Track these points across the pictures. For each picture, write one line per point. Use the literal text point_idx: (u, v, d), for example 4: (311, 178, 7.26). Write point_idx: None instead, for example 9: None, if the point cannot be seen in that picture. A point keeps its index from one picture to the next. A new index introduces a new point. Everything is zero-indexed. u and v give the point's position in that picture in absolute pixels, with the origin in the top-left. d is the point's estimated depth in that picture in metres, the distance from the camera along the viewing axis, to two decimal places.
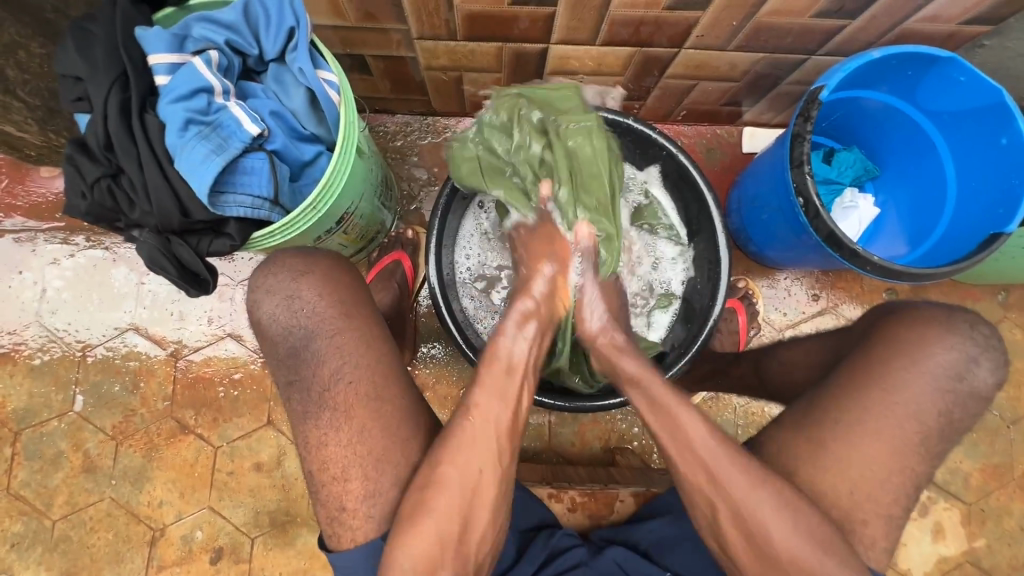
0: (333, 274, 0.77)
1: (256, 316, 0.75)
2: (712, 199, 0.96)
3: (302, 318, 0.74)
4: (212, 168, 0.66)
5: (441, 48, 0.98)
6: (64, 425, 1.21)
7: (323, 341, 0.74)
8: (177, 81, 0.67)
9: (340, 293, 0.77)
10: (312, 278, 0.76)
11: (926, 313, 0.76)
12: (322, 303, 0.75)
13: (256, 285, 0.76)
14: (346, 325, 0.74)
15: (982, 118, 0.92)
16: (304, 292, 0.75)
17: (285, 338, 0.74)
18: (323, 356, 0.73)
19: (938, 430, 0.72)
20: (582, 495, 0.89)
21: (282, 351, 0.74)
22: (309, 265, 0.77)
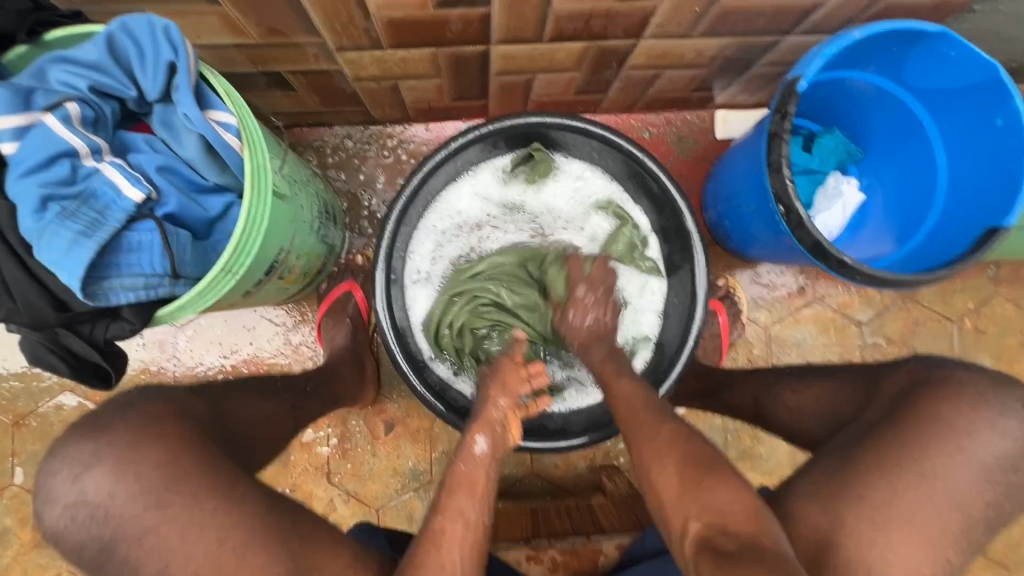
0: (131, 458, 0.62)
1: (44, 527, 0.63)
2: (685, 207, 0.86)
3: (96, 524, 0.61)
4: (83, 255, 0.54)
5: (367, 58, 0.85)
6: (6, 500, 1.12)
7: (129, 547, 0.61)
8: (27, 149, 0.55)
9: (147, 476, 0.62)
10: (99, 473, 0.62)
11: (975, 387, 0.72)
12: (114, 504, 0.61)
13: (39, 488, 0.63)
14: (156, 522, 0.61)
15: (973, 97, 0.83)
16: (88, 496, 0.61)
17: (81, 550, 0.62)
18: (135, 563, 0.60)
19: (984, 521, 0.68)
20: (562, 553, 0.81)
21: (86, 564, 0.62)
22: (99, 452, 0.62)
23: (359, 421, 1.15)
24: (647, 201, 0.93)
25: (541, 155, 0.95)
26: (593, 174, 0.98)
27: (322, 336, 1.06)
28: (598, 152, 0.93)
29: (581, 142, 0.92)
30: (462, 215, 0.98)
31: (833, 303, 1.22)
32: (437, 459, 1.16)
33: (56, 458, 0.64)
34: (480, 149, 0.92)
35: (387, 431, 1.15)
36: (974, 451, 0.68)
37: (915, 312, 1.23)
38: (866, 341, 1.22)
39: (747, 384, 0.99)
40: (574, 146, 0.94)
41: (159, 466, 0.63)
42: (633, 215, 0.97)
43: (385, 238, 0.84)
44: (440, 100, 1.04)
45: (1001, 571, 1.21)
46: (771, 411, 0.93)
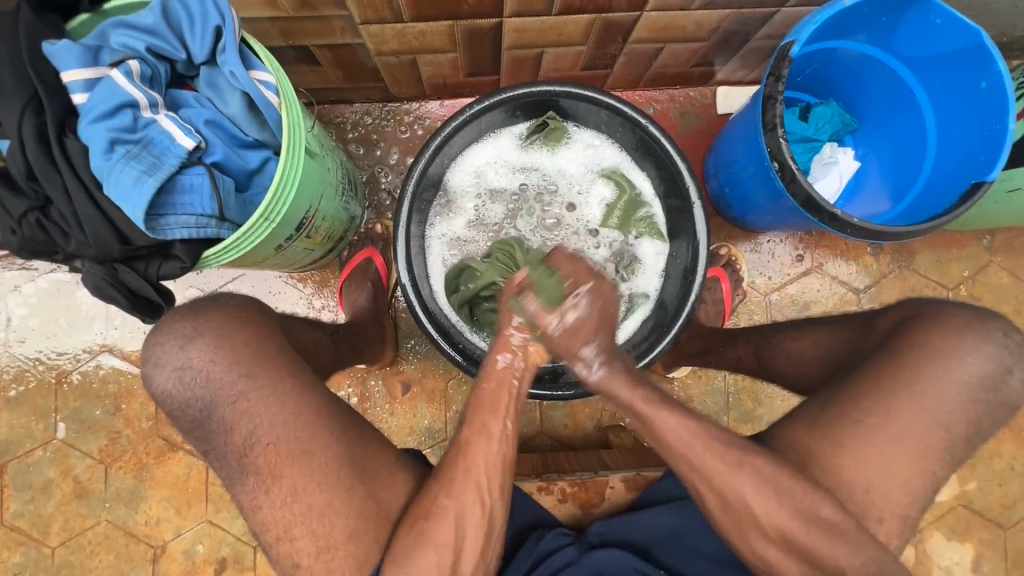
0: (227, 331, 0.70)
1: (155, 391, 0.70)
2: (687, 169, 0.91)
3: (197, 389, 0.68)
4: (145, 191, 0.61)
5: (388, 31, 0.92)
6: (50, 453, 1.19)
7: (228, 407, 0.68)
8: (95, 99, 0.63)
9: (243, 348, 0.70)
10: (201, 344, 0.69)
11: (960, 319, 0.77)
12: (216, 368, 0.68)
13: (146, 357, 0.70)
14: (249, 387, 0.68)
15: (956, 62, 0.88)
16: (192, 361, 0.68)
17: (185, 412, 0.69)
18: (231, 424, 0.68)
19: (965, 438, 0.74)
20: (572, 485, 0.88)
21: (187, 424, 0.70)
22: (199, 327, 0.70)
23: (378, 381, 1.22)
24: (652, 169, 0.99)
25: (555, 123, 1.01)
26: (602, 143, 1.04)
27: (344, 299, 1.13)
28: (608, 123, 0.98)
29: (593, 113, 0.98)
30: (478, 177, 1.05)
31: (831, 271, 1.27)
32: (451, 417, 1.22)
33: (158, 332, 0.70)
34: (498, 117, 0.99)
35: (404, 392, 1.22)
36: (973, 385, 0.73)
37: (912, 279, 1.27)
38: (864, 307, 1.27)
39: (748, 338, 1.04)
40: (586, 117, 1.00)
41: (251, 343, 0.71)
42: (636, 181, 1.03)
43: (406, 196, 0.90)
44: (455, 75, 1.11)
45: (997, 530, 1.24)
46: (773, 362, 0.98)
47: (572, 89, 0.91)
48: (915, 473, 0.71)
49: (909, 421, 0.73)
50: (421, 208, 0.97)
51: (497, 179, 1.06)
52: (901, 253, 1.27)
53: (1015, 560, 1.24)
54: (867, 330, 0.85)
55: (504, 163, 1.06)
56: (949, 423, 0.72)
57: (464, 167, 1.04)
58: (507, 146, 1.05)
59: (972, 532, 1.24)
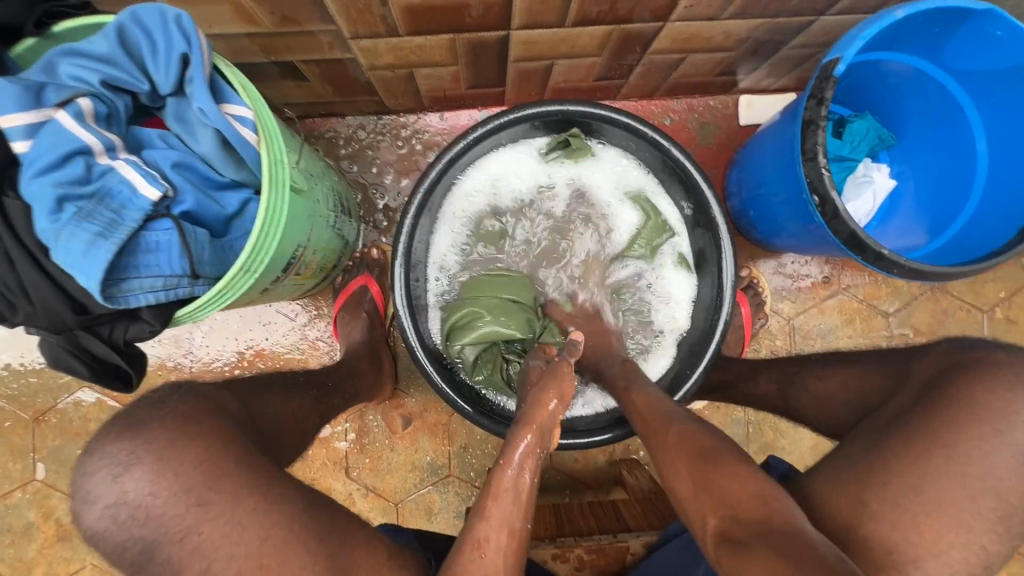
0: (171, 454, 0.59)
1: (83, 529, 0.60)
2: (714, 200, 0.82)
3: (136, 528, 0.57)
4: (100, 258, 0.53)
5: (382, 45, 0.82)
6: (29, 495, 1.12)
7: (173, 548, 0.57)
8: (40, 147, 0.54)
9: (190, 475, 0.58)
10: (139, 471, 0.58)
11: (1013, 371, 0.69)
12: (154, 503, 0.57)
13: (72, 492, 0.59)
14: (201, 518, 0.57)
15: (1016, 79, 0.79)
16: (128, 495, 0.58)
17: (122, 554, 0.58)
18: (178, 565, 0.57)
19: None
20: (589, 552, 0.78)
21: (126, 570, 0.58)
22: (137, 454, 0.59)
23: (377, 415, 1.14)
24: (682, 195, 0.91)
25: (577, 142, 0.92)
26: (626, 167, 0.95)
27: (339, 331, 1.05)
28: (634, 144, 0.89)
29: (619, 134, 0.90)
30: (489, 199, 0.96)
31: (858, 293, 1.19)
32: (455, 452, 1.15)
33: (91, 458, 0.60)
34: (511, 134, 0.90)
35: (404, 426, 1.14)
36: None
37: (944, 301, 1.19)
38: (893, 332, 1.19)
39: (771, 373, 0.98)
40: (611, 137, 0.92)
41: (202, 463, 0.59)
42: (659, 210, 0.96)
43: (406, 226, 0.82)
44: (456, 88, 1.01)
45: None
46: (796, 402, 0.91)
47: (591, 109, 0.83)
48: (976, 553, 0.64)
49: (954, 493, 0.64)
50: (424, 232, 0.88)
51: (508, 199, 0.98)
52: None
53: None
54: (901, 378, 0.77)
55: (518, 183, 0.97)
56: (1013, 496, 0.65)
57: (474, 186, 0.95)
58: (521, 164, 0.96)
59: (1002, 566, 1.19)
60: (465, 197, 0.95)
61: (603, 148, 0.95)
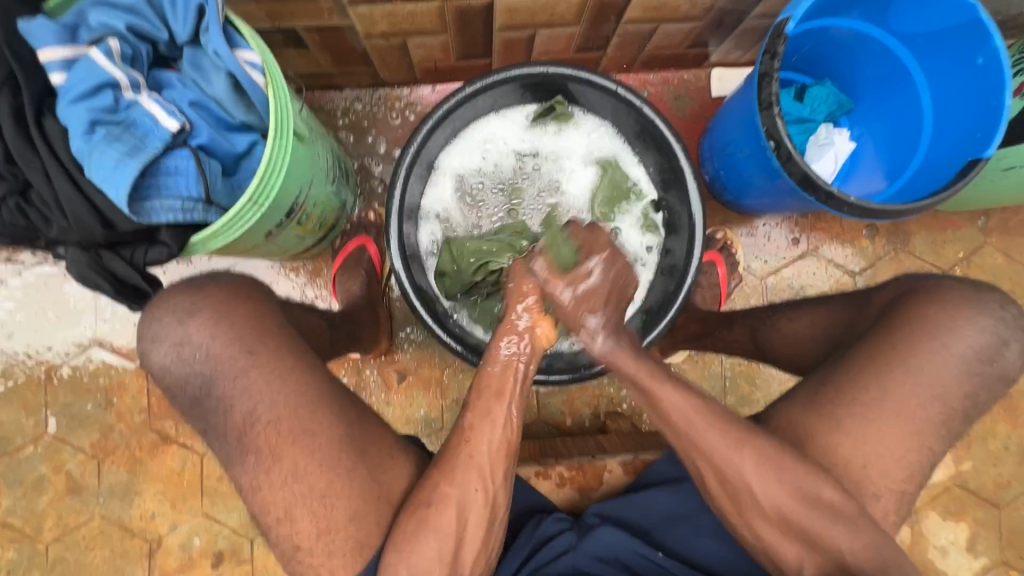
0: (228, 307, 0.70)
1: (150, 367, 0.70)
2: (682, 152, 0.89)
3: (195, 364, 0.68)
4: (128, 173, 0.60)
5: (377, 12, 0.90)
6: (41, 449, 1.18)
7: (227, 384, 0.67)
8: (75, 79, 0.61)
9: (242, 325, 0.70)
10: (200, 319, 0.69)
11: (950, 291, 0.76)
12: (214, 345, 0.68)
13: (143, 332, 0.70)
14: (249, 363, 0.68)
15: (952, 39, 0.88)
16: (191, 336, 0.68)
17: (183, 388, 0.69)
18: (232, 399, 0.67)
19: (962, 412, 0.73)
20: (569, 469, 0.88)
21: (184, 402, 0.69)
22: (198, 302, 0.70)
23: (373, 370, 1.21)
24: (655, 158, 0.98)
25: (562, 108, 0.99)
26: (607, 131, 1.02)
27: (338, 288, 1.11)
28: (612, 109, 0.97)
29: (601, 100, 0.96)
30: (475, 160, 1.04)
31: (827, 255, 1.27)
32: (448, 406, 1.21)
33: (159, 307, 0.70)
34: (499, 97, 0.98)
35: (399, 381, 1.21)
36: (970, 360, 0.72)
37: (907, 261, 1.27)
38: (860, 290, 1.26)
39: (744, 320, 1.04)
40: (594, 103, 0.98)
41: (252, 317, 0.71)
42: (636, 172, 1.03)
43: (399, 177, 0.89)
44: (447, 59, 1.09)
45: (992, 509, 1.25)
46: (767, 342, 0.98)
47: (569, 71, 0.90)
48: (915, 450, 0.71)
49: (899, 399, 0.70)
50: (415, 185, 0.96)
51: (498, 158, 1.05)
52: (897, 235, 1.27)
53: (1009, 538, 1.25)
54: (863, 308, 0.85)
55: (504, 146, 1.04)
56: (948, 398, 0.72)
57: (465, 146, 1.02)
58: (510, 126, 1.03)
59: (968, 512, 1.25)
60: (457, 155, 1.03)
61: (587, 115, 1.02)
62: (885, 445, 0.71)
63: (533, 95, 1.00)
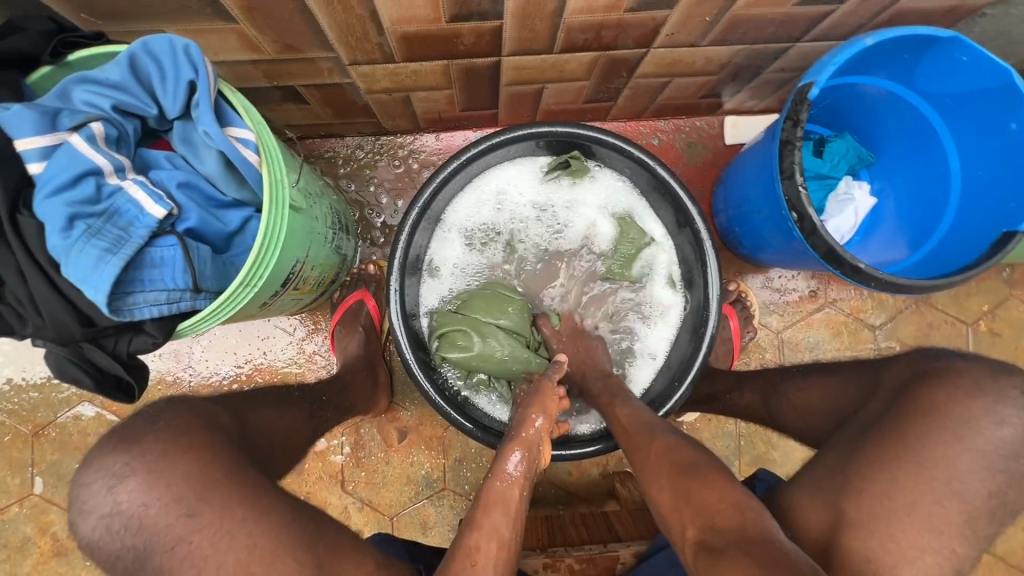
0: (161, 468, 0.61)
1: (81, 538, 0.62)
2: (699, 216, 0.85)
3: (127, 539, 0.60)
4: (109, 272, 0.55)
5: (379, 71, 0.86)
6: (26, 509, 1.13)
7: (166, 556, 0.59)
8: (53, 169, 0.56)
9: (181, 486, 0.60)
10: (132, 483, 0.60)
11: (989, 376, 0.70)
12: (148, 513, 0.59)
13: (71, 501, 0.62)
14: (188, 530, 0.59)
15: (983, 101, 0.83)
16: (122, 507, 0.60)
17: (116, 561, 0.61)
18: (169, 572, 0.59)
19: (1003, 519, 0.67)
20: (580, 561, 0.79)
21: (123, 571, 0.61)
22: (132, 463, 0.61)
23: (373, 428, 1.16)
24: (671, 217, 0.94)
25: (578, 164, 0.95)
26: (623, 187, 0.98)
27: (336, 345, 1.07)
28: (629, 166, 0.93)
29: (617, 157, 0.92)
30: (484, 213, 0.99)
31: (845, 307, 1.22)
32: (450, 466, 1.16)
33: (89, 471, 0.62)
34: (511, 151, 0.93)
35: (400, 439, 1.16)
36: (1013, 460, 0.67)
37: (929, 314, 1.22)
38: (880, 345, 1.21)
39: (756, 386, 0.99)
40: (611, 159, 0.94)
41: (192, 475, 0.61)
42: (649, 230, 0.98)
43: (403, 238, 0.86)
44: (451, 110, 1.05)
45: None
46: (782, 415, 0.92)
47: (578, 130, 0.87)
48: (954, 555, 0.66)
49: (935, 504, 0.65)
50: (421, 243, 0.92)
51: (508, 211, 1.00)
52: None
53: None
54: (871, 392, 0.79)
55: (515, 198, 1.00)
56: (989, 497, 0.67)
57: (474, 201, 0.98)
58: (521, 179, 0.99)
59: None
60: (465, 210, 0.98)
61: (603, 169, 0.98)
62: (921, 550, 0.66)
63: (547, 148, 0.95)
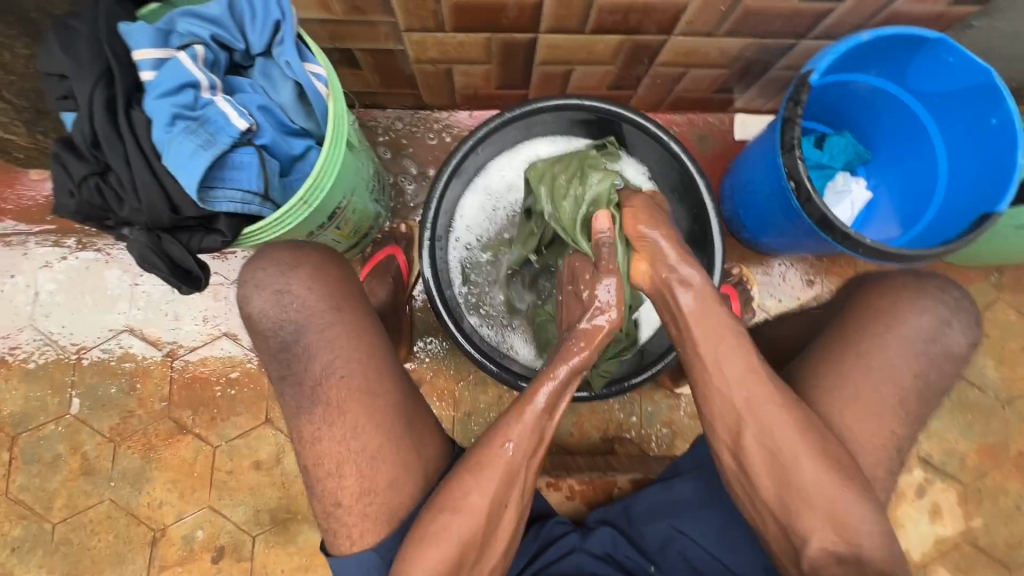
0: (323, 268, 0.77)
1: (246, 311, 0.74)
2: (705, 185, 0.94)
3: (292, 312, 0.73)
4: (200, 163, 0.66)
5: (430, 39, 0.97)
6: (62, 428, 1.21)
7: (316, 334, 0.73)
8: (162, 77, 0.67)
9: (334, 284, 0.76)
10: (300, 273, 0.75)
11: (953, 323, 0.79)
12: (312, 296, 0.74)
13: (245, 279, 0.75)
14: (337, 318, 0.74)
15: (967, 99, 0.93)
16: (292, 284, 0.74)
17: (275, 331, 0.73)
18: (316, 349, 0.72)
19: (916, 394, 0.76)
20: (580, 483, 0.92)
21: (273, 346, 0.73)
22: (298, 260, 0.76)
23: None
24: (685, 215, 1.02)
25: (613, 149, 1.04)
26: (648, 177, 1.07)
27: (364, 290, 1.15)
28: (656, 157, 1.02)
29: (648, 146, 1.01)
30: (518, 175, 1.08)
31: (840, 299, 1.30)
32: (459, 418, 1.23)
33: (260, 260, 0.76)
34: (546, 121, 1.03)
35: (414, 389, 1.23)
36: None
37: None
38: None
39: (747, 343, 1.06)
40: (645, 151, 1.03)
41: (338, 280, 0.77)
42: None
43: (438, 189, 0.94)
44: (487, 86, 1.16)
45: (1002, 569, 1.23)
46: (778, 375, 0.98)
47: (603, 106, 0.96)
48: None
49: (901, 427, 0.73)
50: (455, 189, 1.01)
51: None
52: None
53: None
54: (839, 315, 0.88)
55: None
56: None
57: (511, 163, 1.07)
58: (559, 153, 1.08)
59: (977, 570, 1.23)
60: (501, 170, 1.07)
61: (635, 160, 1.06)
62: (891, 478, 0.73)
63: (589, 130, 1.05)
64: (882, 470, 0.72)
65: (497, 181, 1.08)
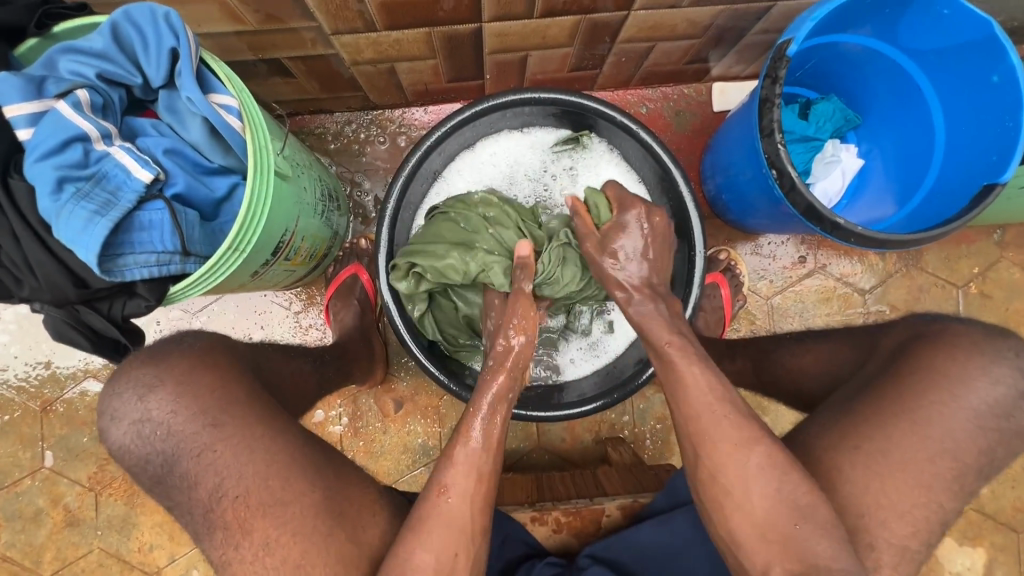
0: (188, 383, 0.70)
1: (111, 444, 0.70)
2: (681, 176, 0.86)
3: (156, 443, 0.68)
4: (98, 232, 0.58)
5: (362, 41, 0.87)
6: (38, 482, 1.17)
7: (190, 462, 0.68)
8: (40, 135, 0.59)
9: (204, 399, 0.70)
10: (162, 394, 0.69)
11: (967, 337, 0.73)
12: (174, 421, 0.68)
13: (102, 411, 0.70)
14: (210, 442, 0.68)
15: (966, 56, 0.83)
16: (151, 413, 0.69)
17: (145, 466, 0.69)
18: (193, 477, 0.68)
19: (976, 469, 0.68)
20: (566, 514, 0.87)
21: (145, 482, 0.70)
22: (161, 375, 0.70)
23: (369, 398, 1.18)
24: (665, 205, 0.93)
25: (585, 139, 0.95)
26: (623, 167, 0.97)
27: (330, 317, 1.09)
28: (629, 146, 0.93)
29: (620, 134, 0.91)
30: (484, 174, 0.99)
31: (835, 272, 1.23)
32: (446, 433, 1.18)
33: (121, 383, 0.71)
34: (506, 116, 0.94)
35: (397, 409, 1.18)
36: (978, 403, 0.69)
37: (919, 277, 1.22)
38: (870, 309, 1.22)
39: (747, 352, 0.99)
40: (617, 139, 0.94)
41: (214, 388, 0.71)
42: None
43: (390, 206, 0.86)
44: (437, 81, 1.06)
45: (1011, 533, 1.21)
46: (771, 374, 0.93)
47: (564, 97, 0.86)
48: (924, 504, 0.67)
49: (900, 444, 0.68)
50: (411, 199, 0.92)
51: (511, 176, 1.00)
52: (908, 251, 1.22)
53: None
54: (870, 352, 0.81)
55: (518, 164, 0.99)
56: (953, 444, 0.68)
57: (475, 162, 0.98)
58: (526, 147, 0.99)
59: (985, 536, 1.21)
60: (465, 172, 0.98)
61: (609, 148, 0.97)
62: (891, 495, 0.68)
63: (558, 120, 0.95)
64: (882, 489, 0.67)
65: (461, 183, 0.99)
